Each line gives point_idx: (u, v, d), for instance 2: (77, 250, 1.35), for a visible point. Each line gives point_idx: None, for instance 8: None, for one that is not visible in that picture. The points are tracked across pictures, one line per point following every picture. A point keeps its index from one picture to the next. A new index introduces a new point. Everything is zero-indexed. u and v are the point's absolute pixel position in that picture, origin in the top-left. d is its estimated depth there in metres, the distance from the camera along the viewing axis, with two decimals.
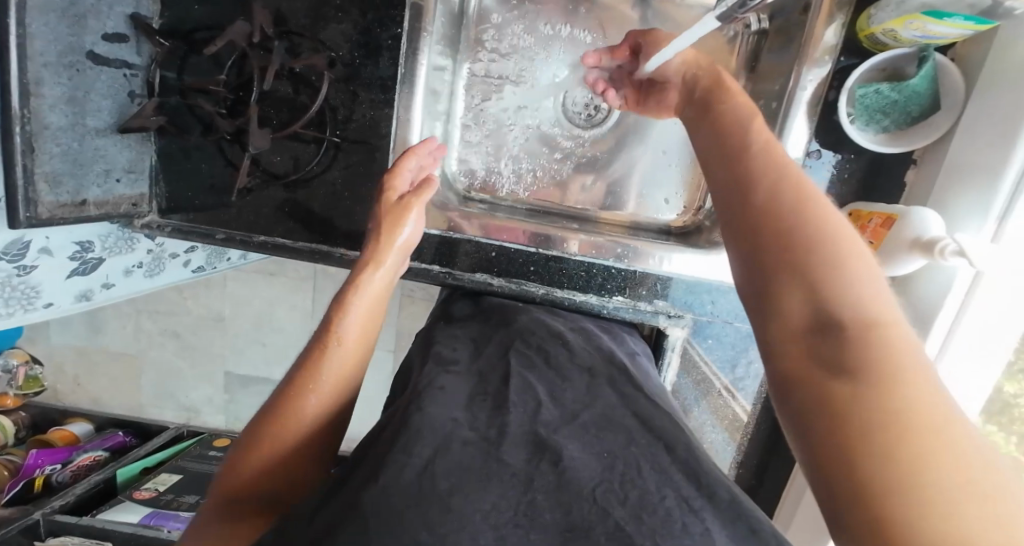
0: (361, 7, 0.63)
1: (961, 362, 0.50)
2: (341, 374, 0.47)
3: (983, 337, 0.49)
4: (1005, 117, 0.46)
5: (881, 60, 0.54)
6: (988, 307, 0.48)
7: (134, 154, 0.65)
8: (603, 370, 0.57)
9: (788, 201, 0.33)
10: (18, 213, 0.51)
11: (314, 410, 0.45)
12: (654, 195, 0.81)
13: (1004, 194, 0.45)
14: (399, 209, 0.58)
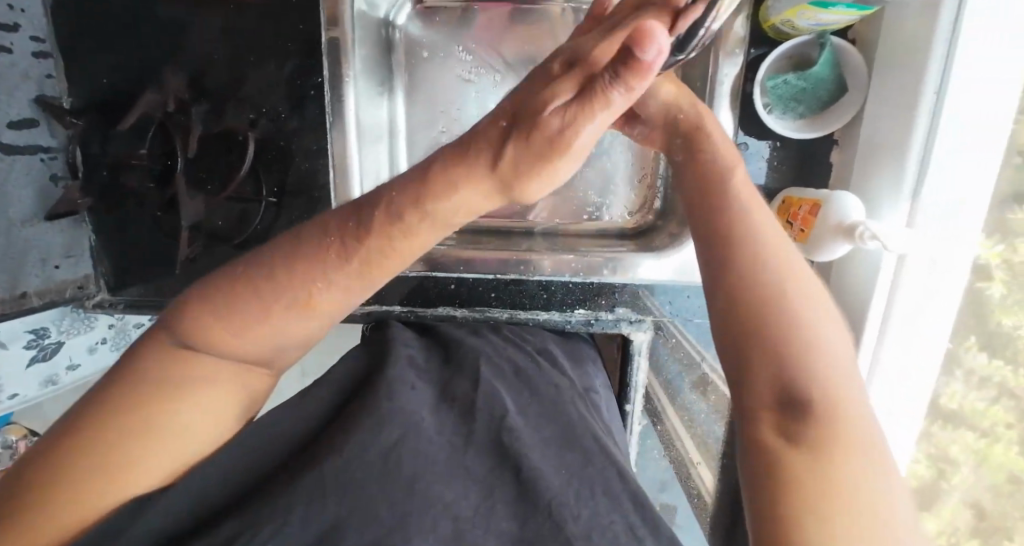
0: (276, 58, 0.60)
1: (895, 356, 0.49)
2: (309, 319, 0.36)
3: (923, 324, 0.48)
4: (902, 93, 0.46)
5: (785, 50, 0.55)
6: (920, 297, 0.47)
7: (70, 237, 0.65)
8: (569, 389, 0.58)
9: (764, 276, 0.33)
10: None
11: (251, 344, 0.35)
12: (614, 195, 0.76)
13: (911, 171, 0.45)
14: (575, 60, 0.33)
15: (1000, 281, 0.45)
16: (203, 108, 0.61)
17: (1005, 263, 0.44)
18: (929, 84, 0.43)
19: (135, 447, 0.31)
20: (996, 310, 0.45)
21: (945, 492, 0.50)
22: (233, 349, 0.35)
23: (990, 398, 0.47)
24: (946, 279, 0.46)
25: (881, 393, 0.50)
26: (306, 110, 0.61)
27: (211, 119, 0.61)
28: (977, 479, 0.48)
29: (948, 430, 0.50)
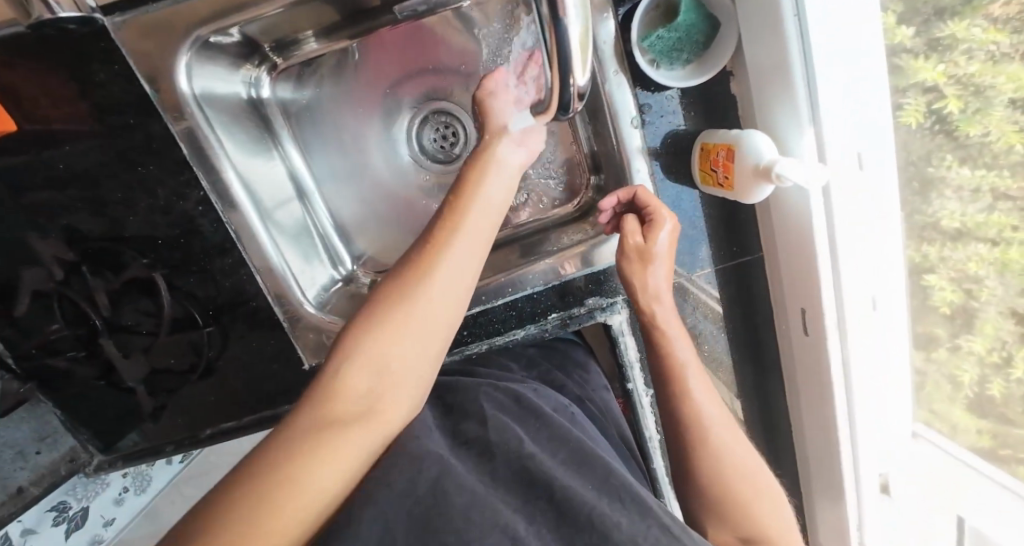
0: (146, 189, 0.58)
1: (856, 275, 0.50)
2: (402, 338, 0.42)
3: (865, 245, 0.50)
4: (765, 19, 0.46)
5: (650, 2, 0.52)
6: (851, 212, 0.48)
7: (37, 421, 0.62)
8: (569, 408, 0.59)
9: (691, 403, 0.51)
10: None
11: (362, 392, 0.40)
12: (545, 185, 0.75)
13: (803, 98, 0.45)
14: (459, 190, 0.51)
15: (955, 97, 0.45)
16: (92, 267, 0.58)
17: (952, 78, 0.44)
18: (786, 7, 0.43)
19: (286, 507, 0.33)
20: (960, 125, 0.45)
21: (979, 311, 0.49)
22: (347, 394, 0.39)
23: (985, 208, 0.46)
24: (874, 185, 0.48)
25: (855, 320, 0.51)
26: (201, 228, 0.60)
27: (108, 275, 0.59)
28: (1004, 288, 0.46)
29: (958, 250, 0.49)
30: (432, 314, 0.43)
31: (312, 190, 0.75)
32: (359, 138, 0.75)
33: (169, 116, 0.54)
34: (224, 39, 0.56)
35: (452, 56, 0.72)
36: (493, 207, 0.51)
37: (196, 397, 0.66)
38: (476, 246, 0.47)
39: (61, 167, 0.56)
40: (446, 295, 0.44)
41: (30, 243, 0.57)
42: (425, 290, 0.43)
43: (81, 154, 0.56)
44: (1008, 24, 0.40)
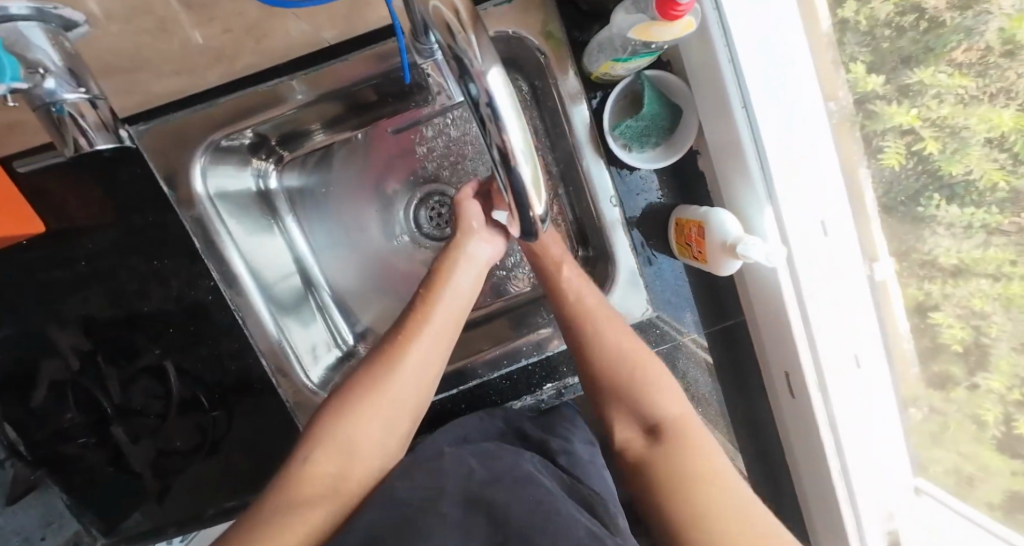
0: (159, 279, 0.62)
1: (825, 336, 0.52)
2: (371, 422, 0.49)
3: (835, 308, 0.52)
4: (717, 109, 0.51)
5: (618, 93, 0.59)
6: (819, 278, 0.51)
7: (42, 506, 0.64)
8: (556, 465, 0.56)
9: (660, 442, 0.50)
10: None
11: (335, 468, 0.47)
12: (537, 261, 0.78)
13: (758, 179, 0.49)
14: (439, 273, 0.57)
15: (932, 139, 0.48)
16: (106, 352, 0.61)
17: (927, 120, 0.48)
18: (734, 103, 0.48)
19: None
20: (943, 166, 0.48)
21: (992, 348, 0.49)
22: (321, 467, 0.46)
23: (982, 244, 0.48)
24: (837, 253, 0.51)
25: (836, 380, 0.53)
26: (212, 314, 0.63)
27: (121, 359, 0.62)
28: (1013, 324, 0.47)
29: (961, 287, 0.50)
30: (399, 400, 0.51)
31: (313, 268, 0.79)
32: (358, 218, 0.80)
33: (184, 213, 0.59)
34: (233, 144, 0.61)
35: (444, 142, 0.78)
36: (464, 292, 0.57)
37: (200, 477, 0.67)
38: (443, 334, 0.54)
39: (82, 258, 0.60)
40: (411, 385, 0.51)
41: (48, 334, 0.60)
42: (393, 380, 0.50)
43: (102, 246, 0.60)
44: (970, 70, 0.45)
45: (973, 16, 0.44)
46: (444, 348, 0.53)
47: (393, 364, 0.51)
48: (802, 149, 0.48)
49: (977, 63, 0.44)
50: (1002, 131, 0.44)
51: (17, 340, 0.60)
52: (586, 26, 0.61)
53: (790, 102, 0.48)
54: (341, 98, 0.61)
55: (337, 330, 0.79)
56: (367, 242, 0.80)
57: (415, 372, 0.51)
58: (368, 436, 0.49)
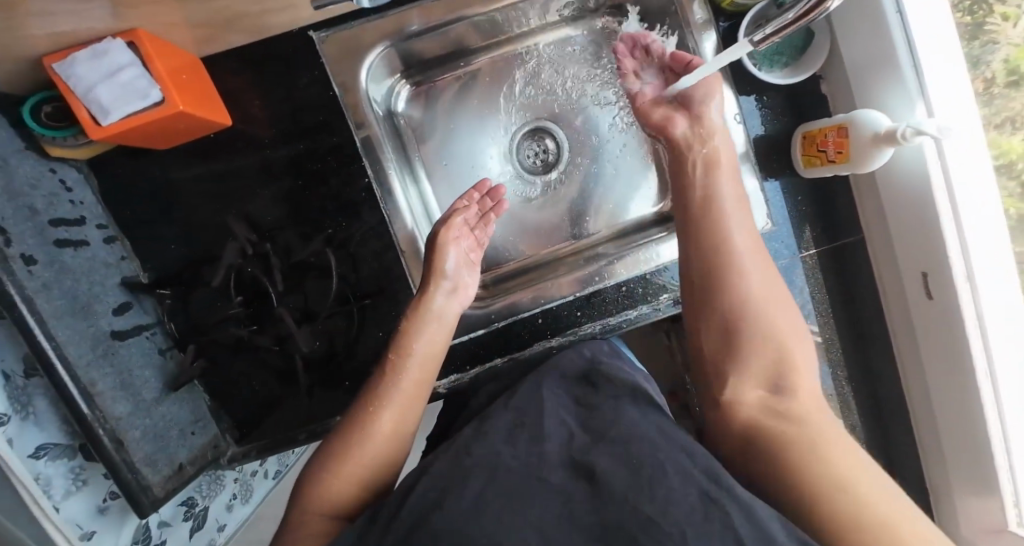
0: (320, 178, 0.70)
1: (976, 238, 0.53)
2: (384, 441, 0.54)
3: (978, 203, 0.53)
4: (869, 27, 0.56)
5: (750, 19, 0.64)
6: (967, 166, 0.53)
7: (191, 405, 0.67)
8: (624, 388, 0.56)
9: (761, 313, 0.51)
10: (142, 500, 0.53)
11: (354, 482, 0.52)
12: (632, 195, 0.87)
13: (914, 77, 0.53)
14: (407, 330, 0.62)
15: None
16: (272, 247, 0.69)
17: None
18: (889, 7, 0.53)
19: None
20: None
21: None
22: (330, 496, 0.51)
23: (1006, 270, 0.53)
24: (976, 166, 0.53)
25: (985, 280, 0.53)
26: (363, 214, 0.70)
27: (281, 253, 0.69)
28: None
29: None
30: (403, 423, 0.56)
31: (424, 186, 0.86)
32: (466, 147, 0.87)
33: (352, 118, 0.69)
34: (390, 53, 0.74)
35: (546, 84, 0.86)
36: (442, 323, 0.64)
37: (334, 383, 0.69)
38: (418, 383, 0.59)
39: (259, 162, 0.69)
40: (412, 408, 0.58)
41: (226, 227, 0.69)
42: (397, 401, 0.57)
43: (277, 152, 0.69)
44: (977, 99, 0.52)
45: (978, 46, 0.51)
46: (412, 400, 0.58)
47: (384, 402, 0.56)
48: (956, 57, 0.52)
49: (982, 93, 0.52)
50: (1010, 157, 0.52)
51: (196, 233, 0.69)
52: None
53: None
54: (456, 21, 0.74)
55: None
56: (475, 168, 0.87)
57: (397, 420, 0.56)
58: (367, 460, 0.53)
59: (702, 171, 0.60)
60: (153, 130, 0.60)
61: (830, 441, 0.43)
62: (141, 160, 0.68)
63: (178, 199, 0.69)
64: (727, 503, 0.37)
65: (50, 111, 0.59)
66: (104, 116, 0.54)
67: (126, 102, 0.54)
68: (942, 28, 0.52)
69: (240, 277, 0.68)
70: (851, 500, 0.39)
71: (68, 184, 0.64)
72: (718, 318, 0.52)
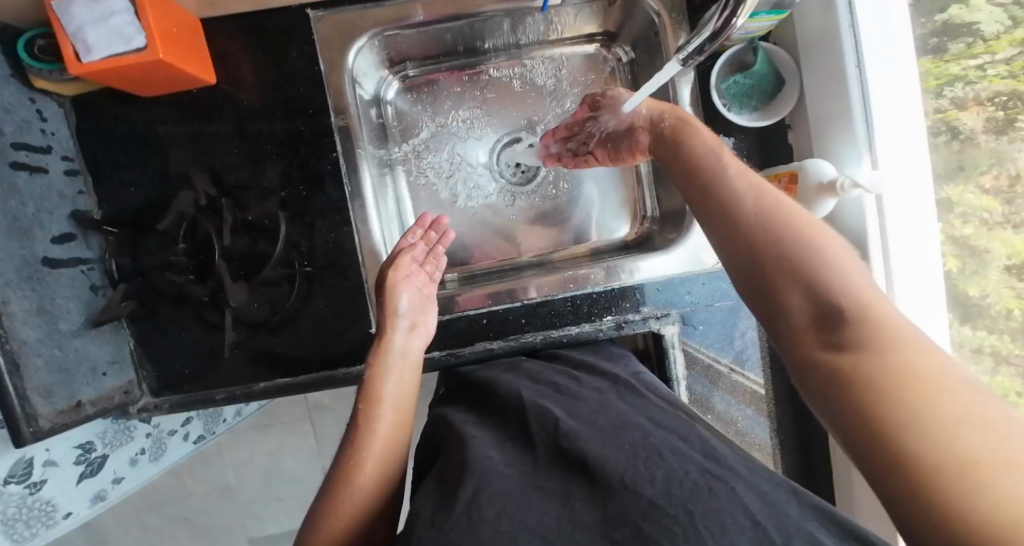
0: (293, 145, 0.70)
1: (909, 295, 0.56)
2: (371, 491, 0.54)
3: (914, 260, 0.57)
4: (830, 81, 0.58)
5: (725, 59, 0.64)
6: (904, 222, 0.56)
7: (114, 345, 0.67)
8: (608, 386, 0.62)
9: (791, 239, 0.39)
10: (23, 430, 0.51)
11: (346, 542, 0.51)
12: (600, 217, 0.89)
13: (865, 135, 0.56)
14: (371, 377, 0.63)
15: (954, 257, 0.57)
16: (229, 201, 0.68)
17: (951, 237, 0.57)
18: (849, 63, 0.55)
19: None
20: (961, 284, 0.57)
21: None
22: None
23: (990, 370, 0.54)
24: (917, 230, 0.57)
25: None
26: (325, 186, 0.71)
27: (239, 208, 0.68)
28: None
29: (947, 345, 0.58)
30: (386, 469, 0.57)
31: (399, 175, 0.87)
32: (447, 146, 0.88)
33: (331, 93, 0.71)
34: (385, 40, 0.77)
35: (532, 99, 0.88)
36: (408, 364, 0.66)
37: (261, 346, 0.71)
38: (396, 426, 0.60)
39: (235, 121, 0.69)
40: (393, 453, 0.59)
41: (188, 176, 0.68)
42: (377, 448, 0.57)
43: (255, 114, 0.70)
44: (998, 195, 0.55)
45: (1007, 141, 0.53)
46: (390, 445, 0.59)
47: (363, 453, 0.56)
48: (903, 123, 0.56)
49: (1004, 190, 0.54)
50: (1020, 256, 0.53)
51: (160, 180, 0.68)
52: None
53: (894, 63, 0.54)
54: (455, 21, 0.76)
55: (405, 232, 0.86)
56: (453, 166, 0.88)
57: (382, 468, 0.57)
58: (354, 515, 0.53)
59: (673, 146, 0.54)
60: (132, 78, 0.61)
61: (918, 369, 0.30)
62: (122, 108, 0.68)
63: (152, 145, 0.68)
64: (730, 480, 0.41)
65: (43, 46, 0.59)
66: (86, 53, 0.55)
67: (109, 45, 0.55)
68: (901, 93, 0.55)
69: (193, 228, 0.66)
70: (967, 461, 0.26)
71: (45, 115, 0.63)
72: (741, 261, 0.41)
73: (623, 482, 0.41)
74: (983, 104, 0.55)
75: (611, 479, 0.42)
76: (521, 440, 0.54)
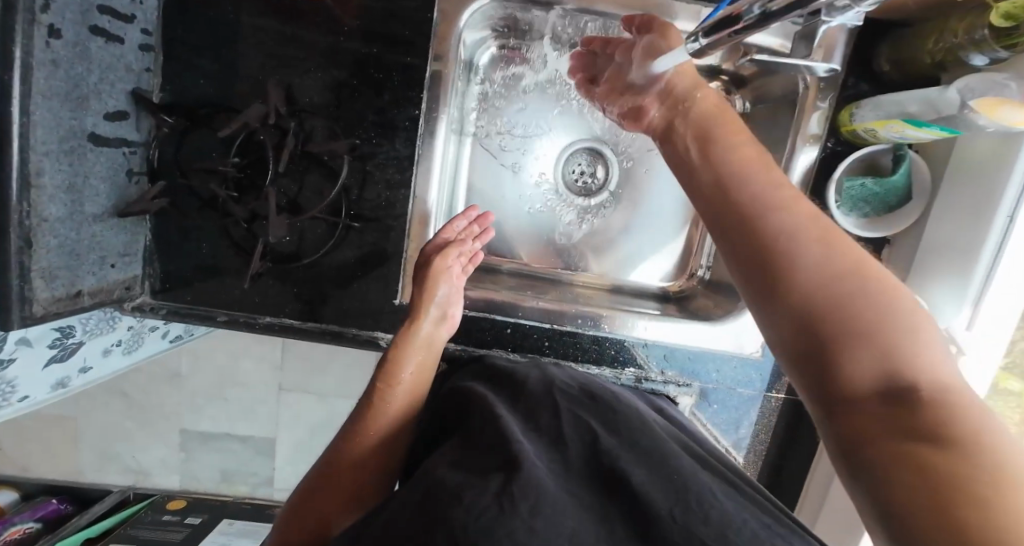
0: (377, 87, 0.64)
1: None
2: (368, 462, 0.59)
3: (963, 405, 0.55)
4: (969, 217, 0.54)
5: (861, 154, 0.61)
6: (974, 375, 0.54)
7: (130, 236, 0.62)
8: (649, 410, 0.63)
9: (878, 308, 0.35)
10: (14, 313, 0.46)
11: (343, 490, 0.58)
12: (641, 251, 0.86)
13: (975, 286, 0.53)
14: (391, 363, 0.63)
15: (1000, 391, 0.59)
16: (295, 125, 0.62)
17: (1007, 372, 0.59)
18: (1003, 207, 0.50)
19: None
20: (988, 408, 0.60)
21: None
22: (315, 497, 0.58)
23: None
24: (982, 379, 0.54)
25: None
26: (396, 139, 0.65)
27: (302, 136, 0.63)
28: None
29: None
30: (390, 441, 0.61)
31: (463, 145, 0.82)
32: (523, 132, 0.84)
33: (433, 46, 0.65)
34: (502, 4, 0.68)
35: None
36: (429, 351, 0.66)
37: (284, 283, 0.67)
38: (409, 399, 0.64)
39: (328, 42, 0.63)
40: (404, 424, 0.63)
41: (262, 85, 0.62)
42: (388, 416, 0.62)
43: (352, 43, 0.63)
44: None
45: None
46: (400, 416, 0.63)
47: (373, 423, 0.61)
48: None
49: None
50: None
51: (231, 79, 0.62)
52: (864, 79, 0.63)
53: None
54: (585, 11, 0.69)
55: (453, 205, 0.82)
56: (521, 157, 0.85)
57: (395, 438, 0.62)
58: (354, 466, 0.59)
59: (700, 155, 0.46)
60: None
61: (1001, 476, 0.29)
62: None
63: (237, 40, 0.62)
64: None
65: None
66: None
67: None
68: None
69: (250, 141, 0.61)
70: None
71: None
72: (815, 322, 0.36)
73: (673, 517, 0.40)
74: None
75: (656, 513, 0.41)
76: (546, 445, 0.52)
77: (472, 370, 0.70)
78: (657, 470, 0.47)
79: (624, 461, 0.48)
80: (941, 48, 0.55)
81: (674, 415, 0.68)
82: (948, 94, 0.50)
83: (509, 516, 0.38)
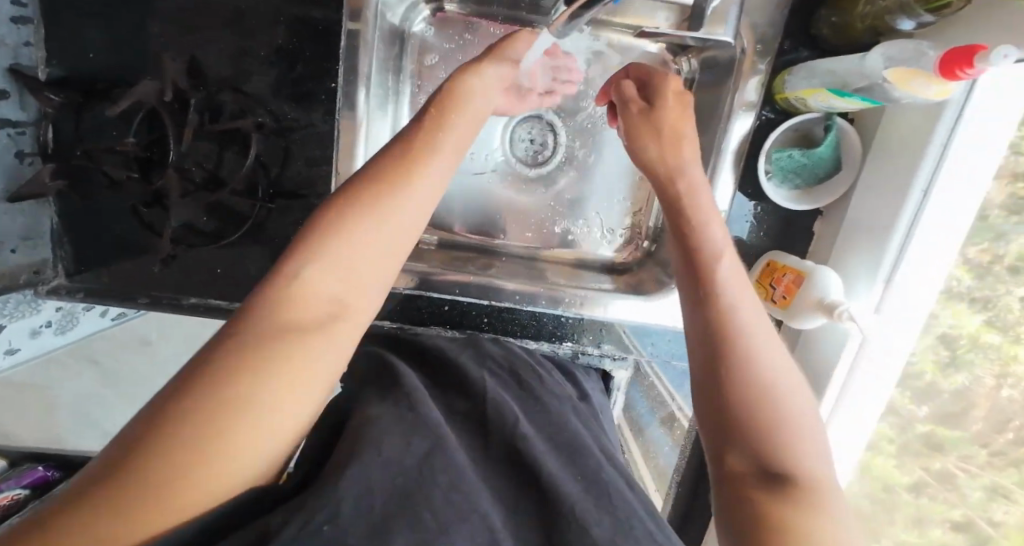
0: (290, 58, 0.60)
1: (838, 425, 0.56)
2: (322, 314, 0.32)
3: (877, 392, 0.55)
4: (887, 193, 0.53)
5: (791, 126, 0.58)
6: (876, 367, 0.54)
7: (31, 219, 0.59)
8: (570, 401, 0.62)
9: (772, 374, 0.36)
10: None
11: (268, 382, 0.28)
12: (594, 222, 0.83)
13: (888, 264, 0.52)
14: (387, 168, 0.39)
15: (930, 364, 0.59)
16: (200, 99, 0.57)
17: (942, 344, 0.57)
18: (917, 183, 0.49)
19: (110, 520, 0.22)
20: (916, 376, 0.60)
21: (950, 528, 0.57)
22: (196, 388, 0.27)
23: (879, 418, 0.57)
24: (889, 369, 0.54)
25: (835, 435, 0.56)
26: (313, 114, 0.62)
27: (210, 111, 0.58)
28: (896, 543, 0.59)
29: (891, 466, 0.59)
30: (343, 301, 0.34)
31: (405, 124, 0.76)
32: None
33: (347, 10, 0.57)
34: None
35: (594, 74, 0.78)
36: (433, 177, 0.40)
37: (204, 263, 0.65)
38: (393, 235, 0.36)
39: (230, 9, 0.58)
40: (382, 259, 0.36)
41: (160, 58, 0.58)
42: (364, 240, 0.35)
43: (255, 7, 0.59)
44: None
45: (1013, 223, 0.49)
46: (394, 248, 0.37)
47: (318, 258, 0.34)
48: (942, 254, 0.50)
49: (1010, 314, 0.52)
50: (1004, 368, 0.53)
51: (124, 50, 0.58)
52: (803, 46, 0.60)
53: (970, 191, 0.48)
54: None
55: None
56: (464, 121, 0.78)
57: (370, 283, 0.35)
58: (294, 323, 0.31)
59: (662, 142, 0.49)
60: None
61: None
62: None
63: (128, 6, 0.57)
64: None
65: None
66: None
67: None
68: (959, 216, 0.49)
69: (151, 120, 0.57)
70: None
71: None
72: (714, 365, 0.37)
73: (575, 513, 0.39)
74: (1016, 176, 0.48)
75: (561, 507, 0.40)
76: (465, 429, 0.51)
77: (403, 344, 0.69)
78: (568, 467, 0.46)
79: (539, 453, 0.46)
80: (870, 12, 0.51)
81: (593, 403, 0.66)
82: (869, 62, 0.47)
83: (428, 483, 0.36)
